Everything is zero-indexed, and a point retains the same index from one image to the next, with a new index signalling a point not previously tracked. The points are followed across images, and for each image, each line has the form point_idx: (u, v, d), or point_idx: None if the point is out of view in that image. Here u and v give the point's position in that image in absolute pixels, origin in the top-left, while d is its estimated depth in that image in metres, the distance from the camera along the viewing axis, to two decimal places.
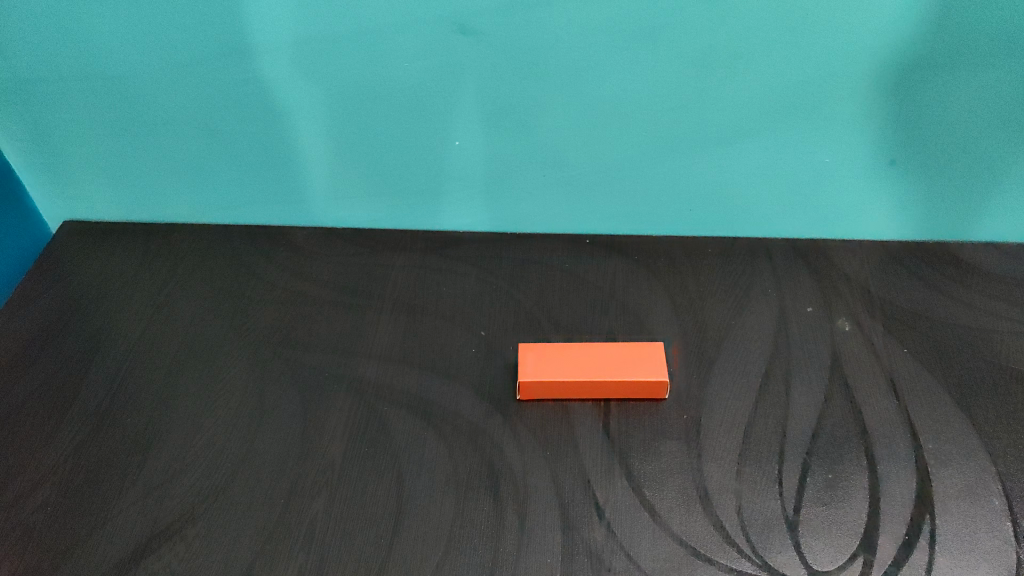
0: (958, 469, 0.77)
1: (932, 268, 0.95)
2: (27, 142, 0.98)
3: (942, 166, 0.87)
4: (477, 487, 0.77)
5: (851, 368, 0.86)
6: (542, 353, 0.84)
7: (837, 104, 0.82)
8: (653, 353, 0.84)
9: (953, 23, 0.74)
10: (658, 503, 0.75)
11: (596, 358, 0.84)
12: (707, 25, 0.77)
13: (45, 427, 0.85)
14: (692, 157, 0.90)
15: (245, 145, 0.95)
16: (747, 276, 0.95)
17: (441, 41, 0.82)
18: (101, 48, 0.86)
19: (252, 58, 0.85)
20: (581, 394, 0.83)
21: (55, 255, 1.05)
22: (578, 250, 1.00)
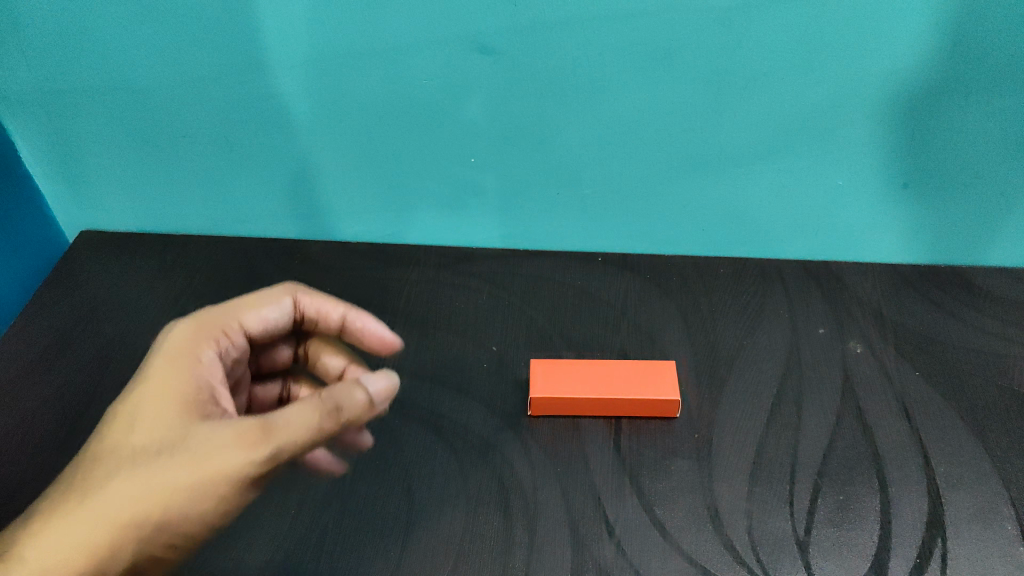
0: (970, 493, 0.76)
1: (944, 292, 0.94)
2: (47, 152, 0.99)
3: (956, 192, 0.87)
4: (487, 502, 0.77)
5: (862, 390, 0.85)
6: (555, 369, 0.84)
7: (851, 128, 0.83)
8: (665, 372, 0.84)
9: (970, 49, 0.74)
10: (669, 521, 0.75)
11: (608, 375, 0.84)
12: (722, 48, 0.78)
13: (57, 435, 0.86)
14: (706, 179, 0.90)
15: (263, 158, 0.96)
16: (760, 296, 0.96)
17: (461, 59, 0.82)
18: (124, 61, 0.87)
19: (271, 72, 0.86)
20: (593, 411, 0.83)
21: (71, 265, 1.06)
22: (590, 268, 1.01)
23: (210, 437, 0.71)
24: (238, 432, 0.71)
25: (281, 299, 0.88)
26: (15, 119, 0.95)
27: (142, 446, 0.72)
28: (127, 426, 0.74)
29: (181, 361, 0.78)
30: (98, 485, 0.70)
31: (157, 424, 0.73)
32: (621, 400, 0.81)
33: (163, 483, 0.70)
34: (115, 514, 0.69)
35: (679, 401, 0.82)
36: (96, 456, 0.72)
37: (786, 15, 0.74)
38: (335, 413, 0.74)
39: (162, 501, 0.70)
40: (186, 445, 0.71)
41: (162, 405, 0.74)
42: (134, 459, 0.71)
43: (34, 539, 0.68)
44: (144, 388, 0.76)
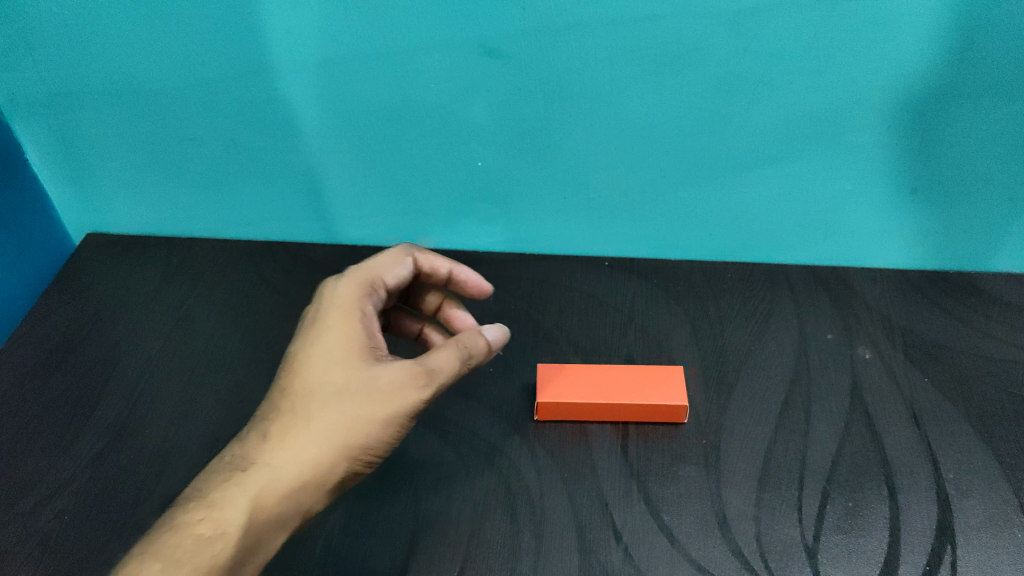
0: (979, 500, 0.76)
1: (953, 297, 0.94)
2: (54, 155, 0.99)
3: (966, 197, 0.86)
4: (494, 508, 0.77)
5: (871, 397, 0.85)
6: (561, 374, 0.84)
7: (860, 133, 0.82)
8: (672, 377, 0.83)
9: (981, 55, 0.74)
10: (677, 527, 0.75)
11: (614, 380, 0.83)
12: (730, 52, 0.77)
13: (63, 438, 0.86)
14: (714, 184, 0.90)
15: (270, 162, 0.96)
16: (768, 301, 0.95)
17: (469, 63, 0.82)
18: (132, 65, 0.87)
19: (279, 76, 0.86)
20: (599, 417, 0.83)
21: (77, 268, 1.06)
22: (597, 272, 1.00)
23: (389, 376, 0.67)
24: (415, 367, 0.68)
25: (402, 258, 0.77)
26: (22, 121, 0.95)
27: (327, 384, 0.68)
28: (304, 366, 0.69)
29: (346, 308, 0.72)
30: (298, 428, 0.67)
31: (335, 362, 0.69)
32: (627, 405, 0.81)
33: (351, 424, 0.66)
34: (307, 455, 0.66)
35: (687, 406, 0.81)
36: (279, 401, 0.69)
37: (796, 19, 0.74)
38: (477, 348, 0.71)
39: (347, 441, 0.66)
40: (374, 383, 0.67)
41: (340, 340, 0.70)
42: (319, 397, 0.67)
43: (232, 491, 0.65)
44: (313, 330, 0.71)
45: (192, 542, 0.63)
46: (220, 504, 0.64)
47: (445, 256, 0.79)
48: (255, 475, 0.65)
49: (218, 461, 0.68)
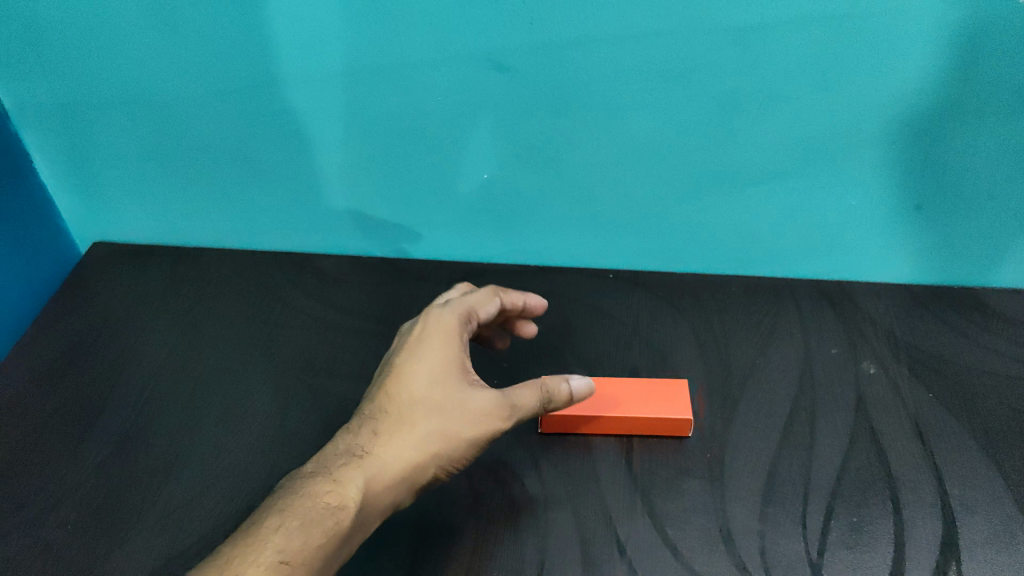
0: (984, 516, 0.76)
1: (958, 313, 0.94)
2: (63, 164, 1.00)
3: (971, 214, 0.86)
4: (499, 520, 0.77)
5: (876, 412, 0.85)
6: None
7: (865, 149, 0.83)
8: (677, 391, 0.83)
9: (985, 72, 0.74)
10: (681, 542, 0.75)
11: (619, 394, 0.83)
12: (736, 67, 0.78)
13: (69, 446, 0.86)
14: (719, 198, 0.90)
15: (277, 173, 0.96)
16: (773, 315, 0.96)
17: (476, 76, 0.83)
18: (141, 75, 0.88)
19: (287, 87, 0.87)
20: (604, 430, 0.83)
21: (84, 277, 1.07)
22: (602, 285, 1.01)
23: (477, 402, 0.75)
24: (503, 396, 0.75)
25: (492, 296, 0.84)
26: (31, 130, 0.96)
27: (428, 397, 0.76)
28: (407, 380, 0.77)
29: (450, 333, 0.79)
30: (401, 432, 0.74)
31: (436, 379, 0.77)
32: (632, 419, 0.81)
33: (446, 436, 0.74)
34: (406, 456, 0.73)
35: (691, 420, 0.81)
36: (384, 405, 0.76)
37: (801, 35, 0.74)
38: (562, 394, 0.77)
39: (438, 451, 0.74)
40: (467, 404, 0.75)
41: (441, 361, 0.78)
42: (420, 408, 0.75)
43: (348, 472, 0.71)
44: (415, 349, 0.79)
45: (318, 507, 0.68)
46: (341, 481, 0.71)
47: (525, 295, 0.87)
48: (368, 463, 0.72)
49: (328, 450, 0.75)
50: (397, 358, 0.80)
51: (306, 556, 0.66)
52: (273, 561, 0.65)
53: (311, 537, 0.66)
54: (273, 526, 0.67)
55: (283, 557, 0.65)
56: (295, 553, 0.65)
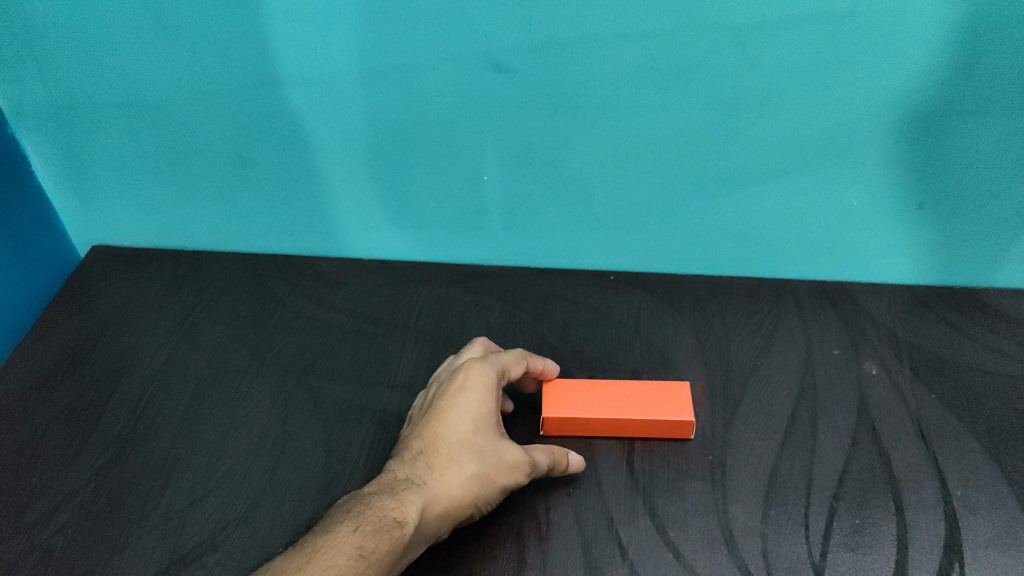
0: (988, 517, 0.75)
1: (960, 313, 0.93)
2: (61, 167, 0.99)
3: (973, 213, 0.86)
4: (500, 524, 0.77)
5: (878, 413, 0.85)
6: (568, 388, 0.84)
7: (866, 148, 0.82)
8: (677, 393, 0.83)
9: (987, 71, 0.74)
10: (683, 544, 0.74)
11: (618, 397, 0.83)
12: (736, 67, 0.78)
13: (67, 451, 0.86)
14: (719, 199, 0.90)
15: (276, 175, 0.96)
16: (773, 315, 0.95)
17: (475, 77, 0.82)
18: (139, 78, 0.88)
19: (285, 89, 0.87)
20: (606, 432, 0.83)
21: (83, 281, 1.06)
22: (602, 286, 1.01)
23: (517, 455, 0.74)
24: (532, 452, 0.75)
25: (521, 358, 0.82)
26: (28, 133, 0.96)
27: (473, 440, 0.75)
28: (452, 422, 0.76)
29: (490, 384, 0.78)
30: (448, 469, 0.73)
31: (481, 424, 0.76)
32: (631, 421, 0.81)
33: (486, 482, 0.73)
34: (452, 494, 0.72)
35: (693, 422, 0.81)
36: (431, 443, 0.75)
37: (802, 34, 0.74)
38: (565, 456, 0.77)
39: (476, 496, 0.73)
40: (507, 452, 0.74)
41: (484, 409, 0.77)
42: (467, 449, 0.74)
43: (407, 496, 0.70)
44: (456, 395, 0.78)
45: (385, 521, 0.67)
46: (403, 501, 0.69)
47: (546, 360, 0.85)
48: (423, 492, 0.71)
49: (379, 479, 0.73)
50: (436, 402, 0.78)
51: (379, 560, 0.65)
52: (350, 560, 0.63)
53: (383, 544, 0.65)
54: (349, 529, 0.66)
55: (362, 553, 0.64)
56: (371, 555, 0.64)
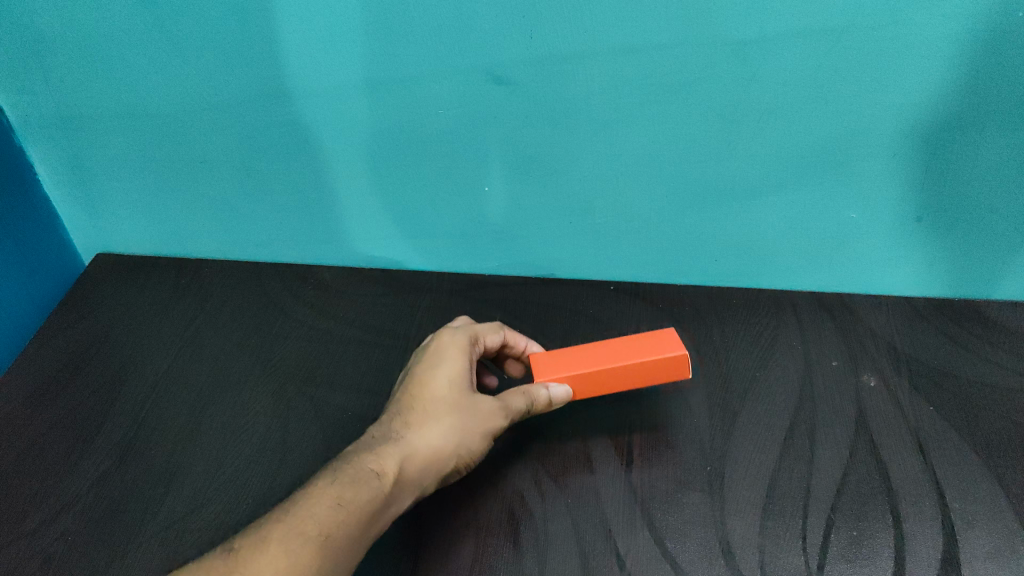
0: (986, 530, 0.75)
1: (959, 325, 0.93)
2: (66, 176, 1.00)
3: (972, 226, 0.86)
4: (499, 533, 0.77)
5: (876, 425, 0.85)
6: (557, 354, 0.82)
7: (865, 161, 0.82)
8: (668, 336, 0.80)
9: (983, 84, 0.74)
10: (680, 555, 0.75)
11: (607, 349, 0.80)
12: (735, 81, 0.78)
13: (69, 457, 0.86)
14: (718, 212, 0.90)
15: (278, 185, 0.97)
16: (773, 327, 0.96)
17: (475, 90, 0.83)
18: (143, 88, 0.89)
19: (289, 100, 0.87)
20: (608, 385, 0.80)
21: (87, 289, 1.08)
22: (602, 297, 1.01)
23: (489, 404, 0.75)
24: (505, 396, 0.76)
25: (497, 330, 0.85)
26: (33, 141, 0.97)
27: (449, 394, 0.75)
28: (428, 378, 0.76)
29: (463, 348, 0.79)
30: (427, 422, 0.73)
31: (456, 380, 0.76)
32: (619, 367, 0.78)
33: (464, 430, 0.73)
34: (433, 445, 0.72)
35: (685, 358, 0.77)
36: (409, 400, 0.75)
37: (801, 48, 0.74)
38: (544, 397, 0.77)
39: (455, 448, 0.73)
40: (481, 401, 0.75)
41: (458, 368, 0.77)
42: (445, 402, 0.74)
43: (386, 449, 0.71)
44: (431, 357, 0.79)
45: (363, 473, 0.68)
46: (381, 454, 0.70)
47: (527, 340, 0.88)
48: (400, 446, 0.71)
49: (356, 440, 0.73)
50: (413, 368, 0.79)
51: (359, 505, 0.65)
52: (328, 510, 0.64)
53: (359, 493, 0.66)
54: (326, 482, 0.67)
55: (340, 503, 0.65)
56: (348, 504, 0.65)
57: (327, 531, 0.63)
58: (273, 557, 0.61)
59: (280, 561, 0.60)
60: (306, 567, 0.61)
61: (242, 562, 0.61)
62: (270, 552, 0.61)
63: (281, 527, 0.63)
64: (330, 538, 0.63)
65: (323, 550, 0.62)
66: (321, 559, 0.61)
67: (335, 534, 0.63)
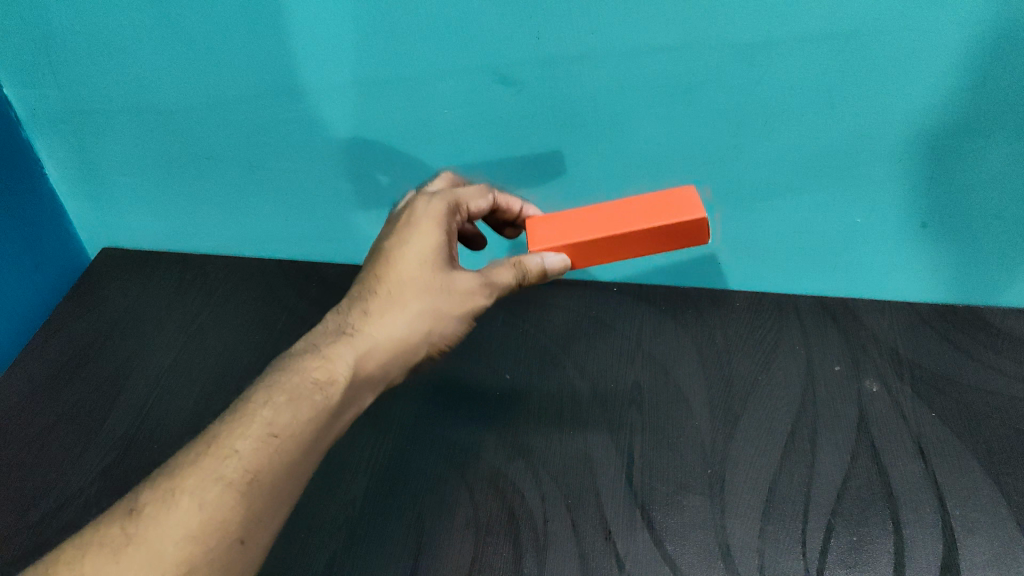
0: (986, 538, 0.75)
1: (963, 331, 0.93)
2: (73, 169, 1.01)
3: (977, 232, 0.85)
4: (498, 533, 0.78)
5: (878, 430, 0.85)
6: (563, 217, 0.77)
7: (871, 166, 0.82)
8: (683, 196, 0.74)
9: (990, 90, 0.74)
10: (680, 558, 0.75)
11: (614, 213, 0.75)
12: (742, 83, 0.78)
13: (73, 451, 0.87)
14: (723, 214, 0.90)
15: (283, 181, 0.97)
16: (776, 330, 0.96)
17: (481, 89, 0.83)
18: (151, 83, 0.89)
19: (296, 97, 0.88)
20: (617, 251, 0.75)
21: (93, 283, 1.08)
22: (606, 298, 1.01)
23: (464, 283, 0.72)
24: (485, 272, 0.73)
25: (484, 193, 0.82)
26: (41, 135, 0.97)
27: (421, 274, 0.72)
28: (395, 258, 0.73)
29: (439, 217, 0.75)
30: (391, 310, 0.72)
31: (428, 255, 0.73)
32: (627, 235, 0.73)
33: (434, 315, 0.72)
34: (397, 334, 0.71)
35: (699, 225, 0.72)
36: (374, 284, 0.73)
37: (811, 52, 0.74)
38: (536, 268, 0.73)
39: (429, 329, 0.72)
40: (455, 280, 0.73)
41: (431, 241, 0.74)
42: (413, 283, 0.72)
43: (338, 349, 0.70)
44: (405, 227, 0.76)
45: (309, 380, 0.68)
46: (330, 357, 0.69)
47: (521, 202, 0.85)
48: (356, 343, 0.70)
49: (316, 329, 0.73)
50: (387, 237, 0.76)
51: (291, 432, 0.65)
52: (257, 443, 0.64)
53: (295, 417, 0.65)
54: (261, 400, 0.66)
55: (271, 434, 0.64)
56: (279, 434, 0.64)
57: (253, 470, 0.62)
58: (189, 508, 0.60)
59: (197, 512, 0.60)
60: (227, 516, 0.61)
61: (152, 513, 0.59)
62: (185, 502, 0.60)
63: (200, 466, 0.62)
64: (255, 477, 0.62)
65: (247, 493, 0.62)
66: (244, 502, 0.61)
67: (259, 472, 0.63)
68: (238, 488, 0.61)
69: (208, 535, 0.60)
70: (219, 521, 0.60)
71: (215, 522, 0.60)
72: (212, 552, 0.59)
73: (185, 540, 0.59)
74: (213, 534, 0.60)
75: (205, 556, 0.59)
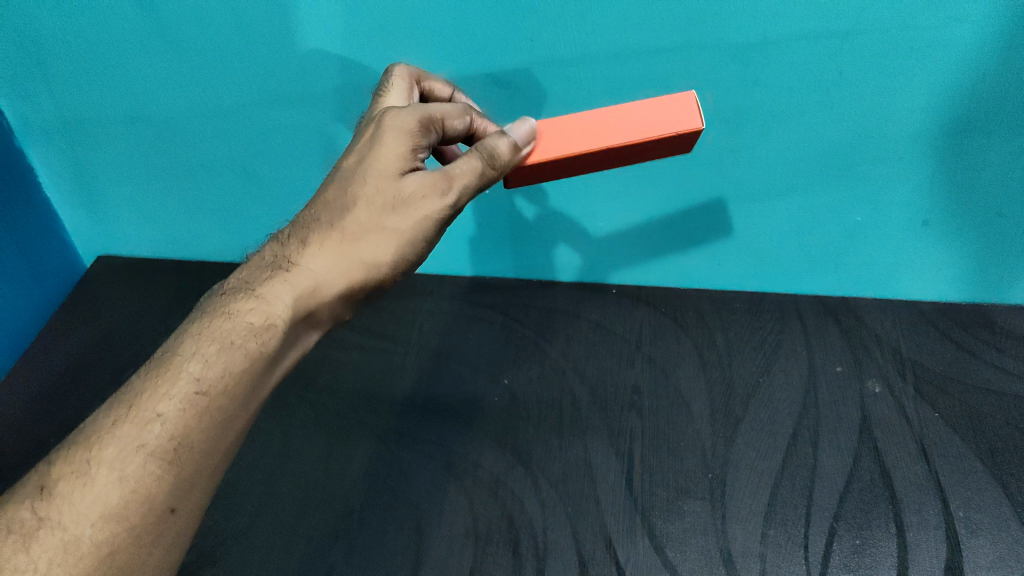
0: (991, 539, 0.74)
1: (967, 330, 0.92)
2: (68, 179, 1.00)
3: (978, 230, 0.84)
4: (496, 541, 0.77)
5: (880, 432, 0.84)
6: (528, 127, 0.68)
7: (871, 165, 0.82)
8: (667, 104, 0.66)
9: (987, 86, 0.73)
10: (680, 564, 0.74)
11: (589, 124, 0.67)
12: (738, 84, 0.77)
13: None
14: (721, 216, 0.90)
15: (279, 187, 0.96)
16: (778, 332, 0.95)
17: (476, 93, 0.83)
18: (143, 90, 0.88)
19: (289, 104, 0.87)
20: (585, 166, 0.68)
21: (90, 293, 1.09)
22: (605, 301, 1.01)
23: (427, 204, 0.61)
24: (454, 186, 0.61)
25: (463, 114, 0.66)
26: (35, 144, 0.96)
27: (376, 198, 0.60)
28: (349, 181, 0.61)
29: (406, 130, 0.62)
30: (339, 241, 0.60)
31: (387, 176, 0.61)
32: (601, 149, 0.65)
33: (392, 243, 0.61)
34: (347, 267, 0.60)
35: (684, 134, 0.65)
36: (321, 211, 0.61)
37: (808, 51, 0.73)
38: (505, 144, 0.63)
39: (384, 256, 0.61)
40: (418, 202, 0.61)
41: (392, 159, 0.61)
42: (368, 209, 0.60)
43: (276, 286, 0.59)
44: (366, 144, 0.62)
45: (241, 325, 0.57)
46: (265, 297, 0.59)
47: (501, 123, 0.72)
48: (297, 278, 0.60)
49: (252, 262, 0.62)
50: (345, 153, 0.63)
51: (223, 386, 0.56)
52: (185, 402, 0.54)
53: (227, 370, 0.56)
54: (188, 351, 0.56)
55: (200, 391, 0.55)
56: (210, 391, 0.55)
57: (181, 434, 0.54)
58: (107, 484, 0.52)
59: (117, 487, 0.52)
60: (153, 488, 0.53)
61: (64, 492, 0.51)
62: (103, 475, 0.52)
63: (118, 435, 0.53)
64: (184, 443, 0.54)
65: (176, 461, 0.54)
66: (172, 472, 0.54)
67: (188, 437, 0.54)
68: (166, 457, 0.53)
69: (131, 510, 0.52)
70: (143, 495, 0.53)
71: (139, 497, 0.52)
72: (137, 529, 0.52)
73: (105, 519, 0.51)
74: (137, 508, 0.52)
75: (130, 534, 0.52)
